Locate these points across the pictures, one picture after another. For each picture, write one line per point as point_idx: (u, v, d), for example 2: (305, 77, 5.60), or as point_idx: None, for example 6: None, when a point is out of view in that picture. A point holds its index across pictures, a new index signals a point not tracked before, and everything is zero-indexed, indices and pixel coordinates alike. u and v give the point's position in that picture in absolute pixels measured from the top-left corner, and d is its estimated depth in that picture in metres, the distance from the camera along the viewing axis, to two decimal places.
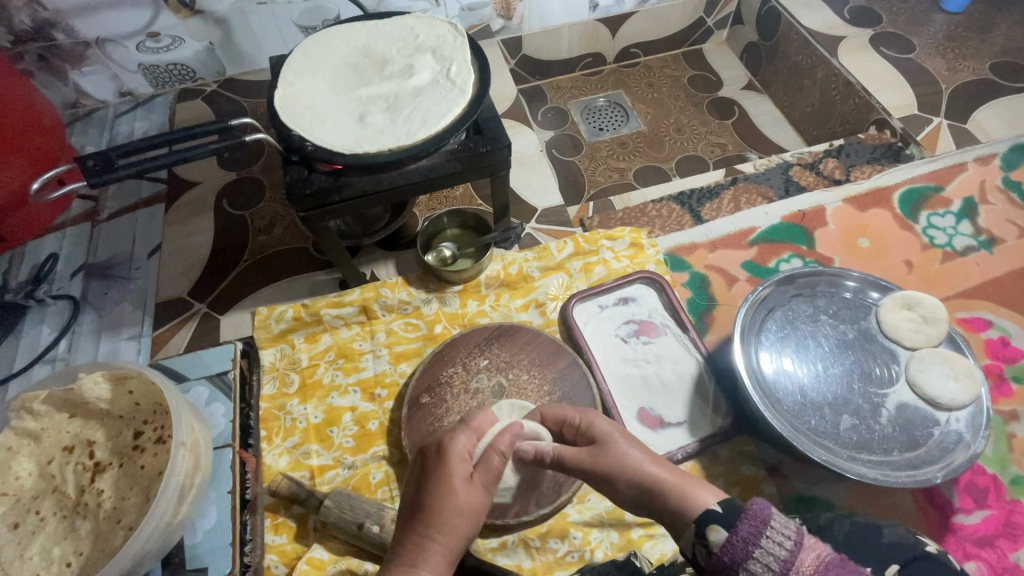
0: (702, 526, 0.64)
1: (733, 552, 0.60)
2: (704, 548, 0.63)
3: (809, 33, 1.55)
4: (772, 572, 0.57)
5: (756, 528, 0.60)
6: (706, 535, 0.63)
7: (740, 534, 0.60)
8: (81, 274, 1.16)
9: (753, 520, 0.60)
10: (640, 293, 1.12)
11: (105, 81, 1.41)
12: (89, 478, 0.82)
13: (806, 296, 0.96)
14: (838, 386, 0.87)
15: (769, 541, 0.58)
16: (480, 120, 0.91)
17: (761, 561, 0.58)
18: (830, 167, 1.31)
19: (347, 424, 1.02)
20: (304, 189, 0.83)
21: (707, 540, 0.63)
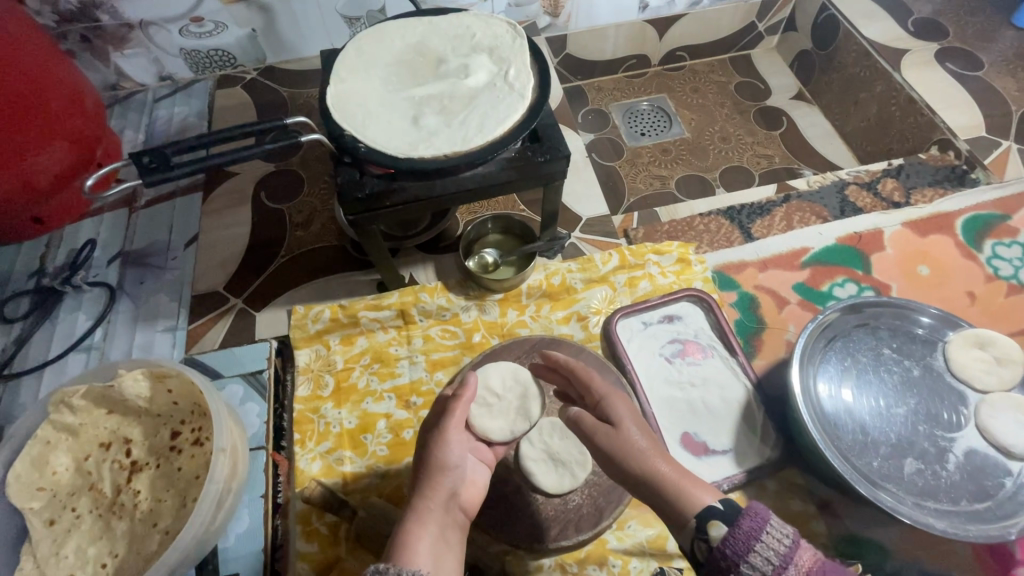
0: (702, 522, 0.60)
1: (733, 547, 0.56)
2: (704, 543, 0.59)
3: (871, 44, 1.48)
4: (770, 567, 0.54)
5: (756, 524, 0.56)
6: (705, 531, 0.59)
7: (740, 529, 0.57)
8: (118, 262, 1.15)
9: (754, 516, 0.57)
10: (686, 311, 1.08)
11: (146, 64, 1.39)
12: (125, 477, 0.80)
13: (870, 327, 0.91)
14: (902, 427, 0.83)
15: (768, 536, 0.55)
16: (538, 128, 0.87)
17: (760, 556, 0.55)
18: (888, 188, 1.26)
19: (381, 432, 0.99)
20: (356, 192, 0.81)
21: (708, 535, 0.59)
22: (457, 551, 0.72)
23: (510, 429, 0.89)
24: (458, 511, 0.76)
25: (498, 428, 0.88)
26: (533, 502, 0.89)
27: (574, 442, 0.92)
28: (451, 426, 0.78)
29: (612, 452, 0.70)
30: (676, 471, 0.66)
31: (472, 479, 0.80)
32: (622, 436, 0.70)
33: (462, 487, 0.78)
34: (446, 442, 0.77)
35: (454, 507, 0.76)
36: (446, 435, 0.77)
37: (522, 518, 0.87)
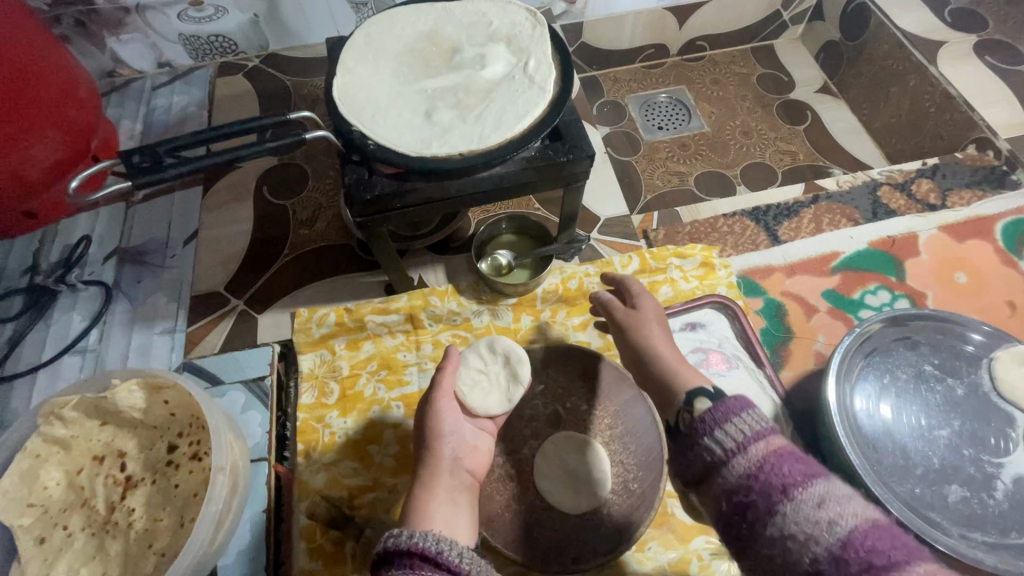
0: (691, 399, 0.65)
1: (711, 415, 0.58)
2: (689, 413, 0.62)
3: (905, 35, 1.41)
4: (739, 439, 0.56)
5: (736, 406, 0.58)
6: (693, 403, 0.64)
7: (720, 403, 0.59)
8: (114, 259, 1.10)
9: (733, 402, 0.58)
10: (710, 318, 1.03)
11: (143, 50, 1.32)
12: (119, 494, 0.76)
13: (910, 342, 0.85)
14: (944, 450, 0.78)
15: (744, 420, 0.57)
16: (560, 125, 0.81)
17: (733, 428, 0.57)
18: (923, 189, 1.19)
19: (388, 443, 0.94)
20: (364, 193, 0.75)
21: (693, 406, 0.63)
22: (467, 511, 0.75)
23: (503, 398, 0.88)
24: (463, 475, 0.77)
25: (489, 400, 0.87)
26: (549, 522, 0.84)
27: (591, 459, 0.87)
28: (437, 396, 0.82)
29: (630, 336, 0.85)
30: (678, 364, 0.78)
31: (473, 446, 0.82)
32: (643, 329, 0.84)
33: (463, 453, 0.80)
34: (441, 412, 0.81)
35: (458, 470, 0.77)
36: (434, 402, 0.81)
37: (537, 538, 0.83)
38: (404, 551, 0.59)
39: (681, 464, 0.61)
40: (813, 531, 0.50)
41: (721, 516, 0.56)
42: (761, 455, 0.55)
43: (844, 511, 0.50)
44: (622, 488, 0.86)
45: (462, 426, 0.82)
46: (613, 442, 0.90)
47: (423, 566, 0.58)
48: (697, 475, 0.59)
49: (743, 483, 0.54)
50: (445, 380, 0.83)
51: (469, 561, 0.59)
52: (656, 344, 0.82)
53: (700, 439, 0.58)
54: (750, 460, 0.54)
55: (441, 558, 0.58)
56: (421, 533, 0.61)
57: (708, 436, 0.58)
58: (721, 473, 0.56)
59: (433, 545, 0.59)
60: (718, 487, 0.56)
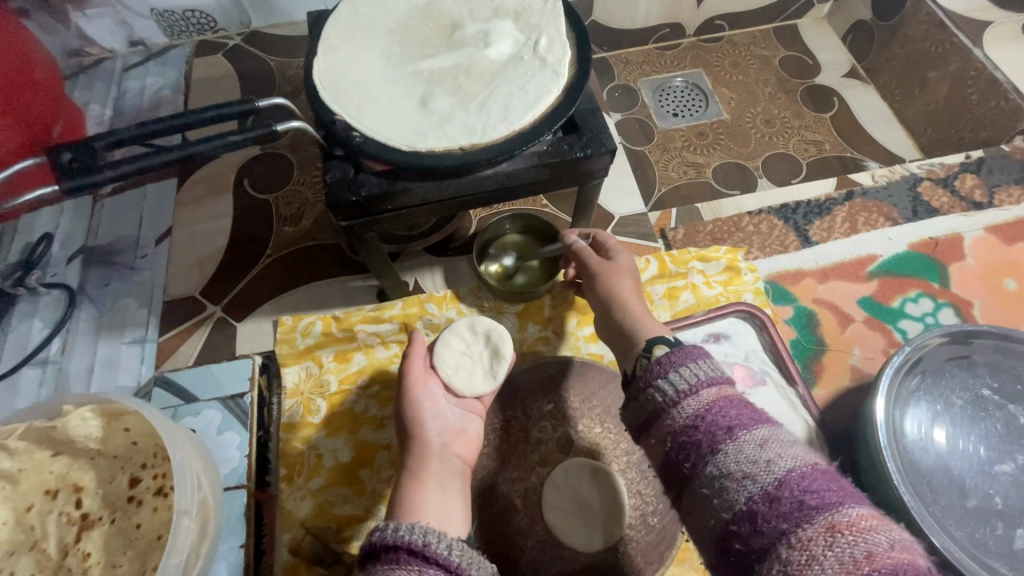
0: (650, 346, 0.64)
1: (665, 359, 0.57)
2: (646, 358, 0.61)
3: (947, 15, 1.30)
4: (691, 383, 0.54)
5: (681, 358, 0.56)
6: (652, 350, 0.62)
7: (678, 350, 0.58)
8: (79, 260, 1.00)
9: (682, 354, 0.57)
10: (735, 328, 0.93)
11: (112, 27, 1.20)
12: (74, 535, 0.67)
13: (965, 362, 0.76)
14: (1007, 487, 0.69)
15: (686, 369, 0.55)
16: (576, 115, 0.71)
17: (683, 374, 0.55)
18: (968, 185, 1.08)
19: (380, 466, 0.85)
20: (349, 194, 0.65)
21: (650, 352, 0.62)
22: (460, 497, 0.70)
23: (487, 375, 0.80)
24: (453, 461, 0.73)
25: (473, 379, 0.80)
26: (559, 560, 0.76)
27: (608, 490, 0.78)
28: (409, 378, 0.77)
29: (596, 284, 0.79)
30: (640, 314, 0.74)
31: (461, 429, 0.76)
32: (609, 275, 0.79)
33: (450, 439, 0.75)
34: (419, 401, 0.75)
35: (448, 457, 0.73)
36: (409, 390, 0.76)
37: None
38: (391, 545, 0.55)
39: (631, 410, 0.58)
40: (751, 469, 0.47)
41: (664, 460, 0.53)
42: (710, 399, 0.53)
43: (785, 453, 0.48)
44: (641, 522, 0.77)
45: (443, 409, 0.77)
46: (629, 470, 0.81)
47: (412, 561, 0.54)
48: (644, 420, 0.56)
49: (689, 423, 0.52)
50: (416, 365, 0.77)
51: (460, 553, 0.55)
52: (620, 290, 0.77)
53: (652, 382, 0.56)
54: (697, 402, 0.52)
55: (430, 552, 0.54)
56: (409, 525, 0.57)
57: (659, 379, 0.56)
58: (666, 417, 0.54)
59: (421, 538, 0.55)
60: (663, 430, 0.53)
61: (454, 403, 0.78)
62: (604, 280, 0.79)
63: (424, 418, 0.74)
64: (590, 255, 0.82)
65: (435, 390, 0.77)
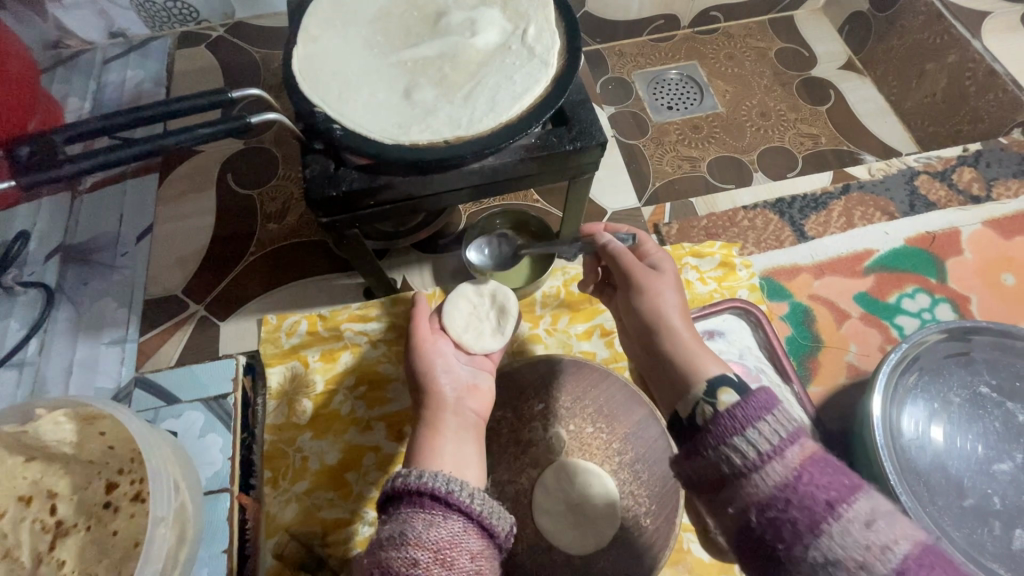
0: (713, 387, 0.54)
1: (737, 411, 0.47)
2: (711, 406, 0.52)
3: (946, 5, 1.28)
4: (773, 443, 0.46)
5: (754, 410, 0.47)
6: (715, 395, 0.53)
7: (745, 397, 0.48)
8: (57, 258, 0.97)
9: (754, 402, 0.47)
10: (728, 326, 0.91)
11: (91, 18, 1.17)
12: (47, 543, 0.65)
13: (965, 359, 0.74)
14: (1007, 487, 0.68)
15: (763, 427, 0.46)
16: (565, 106, 0.68)
17: (761, 433, 0.46)
18: (965, 178, 1.07)
19: (367, 469, 0.83)
20: (329, 189, 0.62)
21: (717, 399, 0.52)
22: (476, 450, 0.63)
23: (496, 332, 0.78)
24: (468, 414, 0.66)
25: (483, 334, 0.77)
26: (549, 563, 0.74)
27: (600, 492, 0.76)
28: (416, 338, 0.71)
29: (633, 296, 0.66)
30: (690, 346, 0.61)
31: (473, 385, 0.69)
32: (651, 286, 0.66)
33: (463, 392, 0.68)
34: (430, 356, 0.69)
35: (463, 409, 0.66)
36: (419, 345, 0.71)
37: None
38: (414, 490, 0.51)
39: (693, 468, 0.50)
40: (866, 557, 0.41)
41: (744, 531, 0.46)
42: (799, 463, 0.45)
43: (898, 533, 0.42)
44: (635, 524, 0.75)
45: (454, 365, 0.71)
46: (622, 471, 0.79)
47: (435, 507, 0.51)
48: (712, 481, 0.48)
49: (778, 496, 0.44)
50: (421, 327, 0.72)
51: (482, 502, 0.52)
52: (664, 305, 0.64)
53: (723, 440, 0.47)
54: (785, 471, 0.45)
55: (453, 500, 0.51)
56: (431, 471, 0.53)
57: (732, 438, 0.47)
58: (744, 485, 0.46)
59: (444, 486, 0.51)
60: (743, 501, 0.46)
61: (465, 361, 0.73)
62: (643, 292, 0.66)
63: (434, 370, 0.68)
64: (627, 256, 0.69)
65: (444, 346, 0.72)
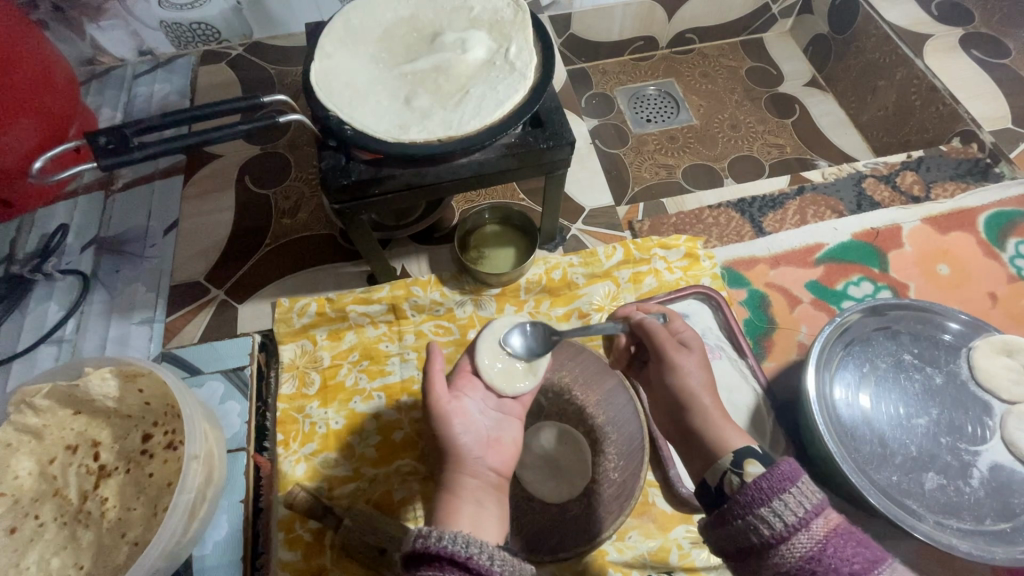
0: (738, 458, 0.65)
1: (765, 485, 0.56)
2: (738, 477, 0.62)
3: (892, 28, 1.41)
4: (799, 514, 0.54)
5: (779, 484, 0.55)
6: (743, 466, 0.64)
7: (771, 472, 0.57)
8: (92, 249, 1.08)
9: (779, 478, 0.56)
10: (693, 309, 1.02)
11: (124, 38, 1.30)
12: (92, 483, 0.76)
13: (890, 332, 0.85)
14: (922, 438, 0.78)
15: (790, 500, 0.54)
16: (541, 112, 0.81)
17: (786, 505, 0.54)
18: (907, 181, 1.19)
19: (368, 433, 0.93)
20: (341, 179, 0.75)
21: (744, 470, 0.63)
22: (495, 509, 0.69)
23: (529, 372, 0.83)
24: (488, 474, 0.72)
25: (515, 377, 0.81)
26: (528, 510, 0.84)
27: (572, 447, 0.88)
28: (434, 400, 0.74)
29: (662, 369, 0.81)
30: (717, 419, 0.74)
31: (496, 438, 0.76)
32: (678, 361, 0.80)
33: (484, 448, 0.74)
34: (448, 418, 0.73)
35: (481, 468, 0.72)
36: (436, 405, 0.74)
37: (517, 529, 0.83)
38: (436, 554, 0.57)
39: (725, 536, 0.58)
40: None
41: None
42: (823, 534, 0.53)
43: None
44: (605, 477, 0.86)
45: (474, 420, 0.76)
46: (594, 432, 0.90)
47: (453, 570, 0.56)
48: (743, 548, 0.57)
49: (804, 565, 0.52)
50: (439, 391, 0.75)
51: (500, 562, 0.57)
52: (691, 379, 0.78)
53: (753, 510, 0.56)
54: (811, 538, 0.53)
55: (472, 564, 0.56)
56: (451, 534, 0.58)
57: (762, 508, 0.55)
58: (774, 554, 0.54)
59: (463, 549, 0.57)
60: (772, 564, 0.54)
61: (494, 407, 0.80)
62: (671, 363, 0.80)
63: (455, 433, 0.73)
64: (660, 332, 0.84)
65: (466, 405, 0.77)
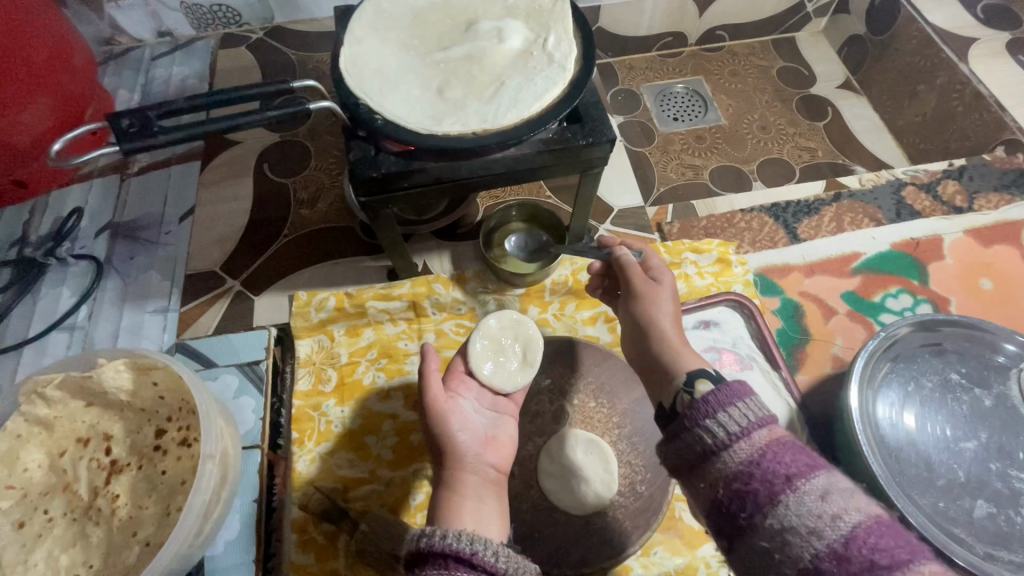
0: (692, 379, 0.62)
1: (711, 397, 0.55)
2: (689, 393, 0.59)
3: (935, 31, 1.35)
4: (742, 425, 0.53)
5: (726, 398, 0.55)
6: (694, 384, 0.60)
7: (720, 386, 0.56)
8: (106, 234, 1.06)
9: (726, 392, 0.55)
10: (724, 316, 0.98)
11: (143, 18, 1.27)
12: (103, 479, 0.73)
13: (936, 349, 0.82)
14: (970, 463, 0.74)
15: (735, 411, 0.54)
16: (579, 107, 0.77)
17: (730, 415, 0.54)
18: (949, 191, 1.14)
19: (386, 434, 0.90)
20: (369, 170, 0.71)
21: (694, 388, 0.59)
22: (496, 506, 0.66)
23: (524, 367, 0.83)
24: (487, 470, 0.70)
25: (512, 375, 0.81)
26: (551, 521, 0.81)
27: (599, 458, 0.83)
28: (430, 400, 0.72)
29: (636, 305, 0.77)
30: (679, 344, 0.71)
31: (492, 435, 0.74)
32: (652, 294, 0.76)
33: (482, 445, 0.72)
34: (446, 416, 0.71)
35: (481, 465, 0.70)
36: (432, 405, 0.72)
37: (538, 541, 0.80)
38: (440, 551, 0.54)
39: (673, 449, 0.57)
40: (817, 523, 0.47)
41: (715, 503, 0.53)
42: (764, 443, 0.52)
43: (849, 506, 0.47)
44: (630, 490, 0.83)
45: (471, 419, 0.74)
46: (620, 442, 0.86)
47: (460, 570, 0.53)
48: (688, 460, 0.55)
49: (742, 470, 0.51)
50: (436, 390, 0.73)
51: (506, 560, 0.55)
52: (661, 310, 0.75)
53: (699, 422, 0.55)
54: (751, 446, 0.52)
55: (478, 561, 0.54)
56: (455, 531, 0.56)
57: (707, 420, 0.54)
58: (717, 461, 0.53)
59: (468, 546, 0.54)
60: (713, 474, 0.53)
61: (488, 405, 0.79)
62: (642, 295, 0.77)
63: (454, 431, 0.70)
64: (634, 269, 0.79)
65: (462, 404, 0.75)
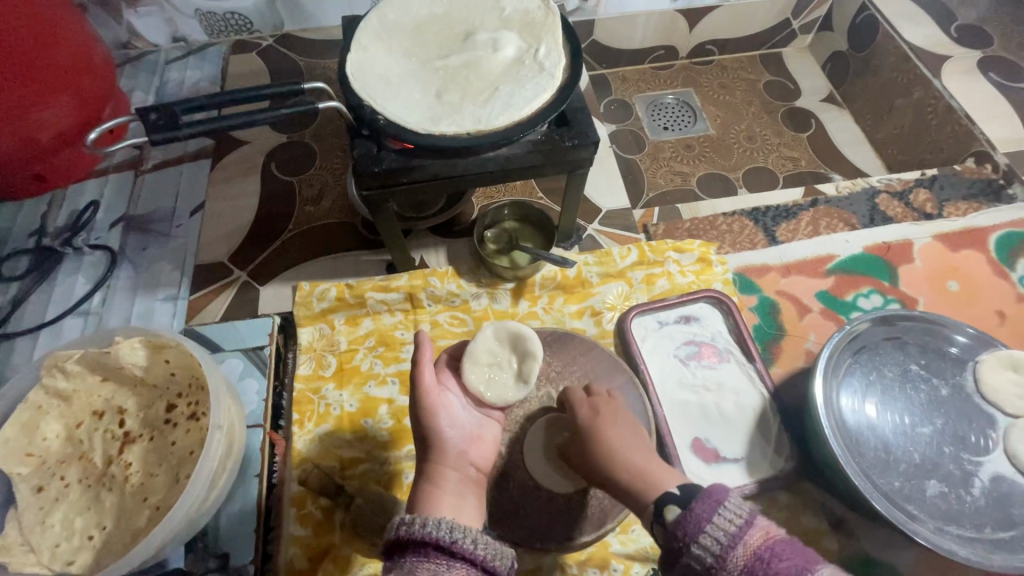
0: (661, 508, 0.65)
1: (691, 517, 0.60)
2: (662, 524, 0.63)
3: (911, 48, 1.42)
4: (727, 536, 0.57)
5: (709, 508, 0.60)
6: (664, 513, 0.64)
7: (698, 502, 0.61)
8: (120, 226, 1.12)
9: (707, 501, 0.60)
10: (703, 312, 1.04)
11: (159, 24, 1.34)
12: (117, 448, 0.78)
13: (897, 342, 0.87)
14: (926, 447, 0.80)
15: (717, 521, 0.58)
16: (566, 112, 0.83)
17: (710, 536, 0.58)
18: (920, 199, 1.21)
19: (381, 417, 0.95)
20: (371, 167, 0.77)
21: (664, 518, 0.63)
22: (475, 504, 0.72)
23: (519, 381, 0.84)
24: (468, 467, 0.76)
25: (504, 389, 0.83)
26: (535, 499, 0.86)
27: None
28: (423, 390, 0.76)
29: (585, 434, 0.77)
30: (644, 468, 0.72)
31: (478, 434, 0.79)
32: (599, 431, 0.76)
33: (468, 444, 0.77)
34: (436, 411, 0.76)
35: (464, 463, 0.75)
36: (427, 397, 0.76)
37: (522, 518, 0.85)
38: (420, 539, 0.59)
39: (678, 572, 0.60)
40: None
41: None
42: (756, 544, 0.56)
43: None
44: None
45: (459, 415, 0.79)
46: None
47: (439, 555, 0.59)
48: None
49: None
50: (429, 381, 0.77)
51: (483, 546, 0.60)
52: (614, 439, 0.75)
53: (690, 544, 0.59)
54: (743, 553, 0.56)
55: (456, 546, 0.59)
56: (434, 520, 0.61)
57: (698, 538, 0.59)
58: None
59: (447, 535, 0.60)
60: None
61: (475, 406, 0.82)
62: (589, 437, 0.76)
63: (442, 425, 0.76)
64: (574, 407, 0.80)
65: (450, 398, 0.80)
